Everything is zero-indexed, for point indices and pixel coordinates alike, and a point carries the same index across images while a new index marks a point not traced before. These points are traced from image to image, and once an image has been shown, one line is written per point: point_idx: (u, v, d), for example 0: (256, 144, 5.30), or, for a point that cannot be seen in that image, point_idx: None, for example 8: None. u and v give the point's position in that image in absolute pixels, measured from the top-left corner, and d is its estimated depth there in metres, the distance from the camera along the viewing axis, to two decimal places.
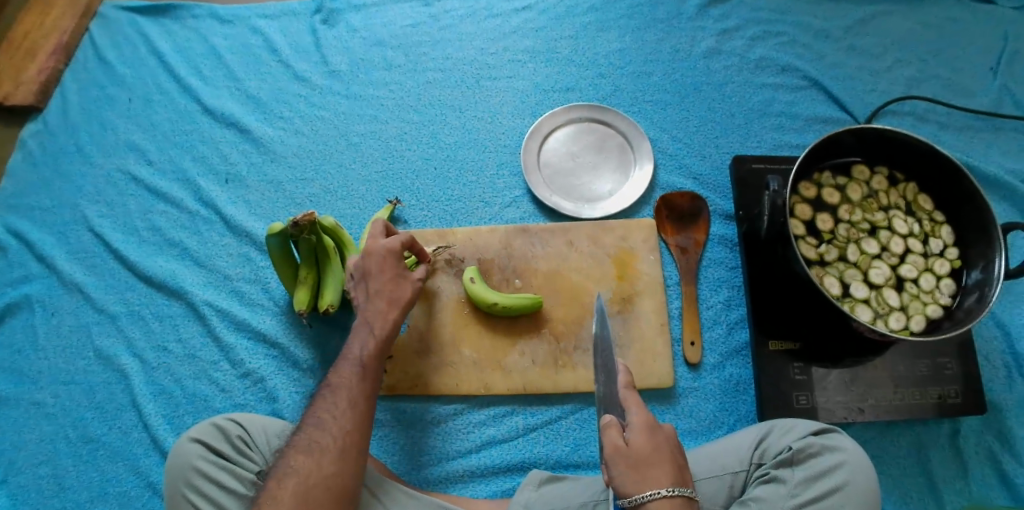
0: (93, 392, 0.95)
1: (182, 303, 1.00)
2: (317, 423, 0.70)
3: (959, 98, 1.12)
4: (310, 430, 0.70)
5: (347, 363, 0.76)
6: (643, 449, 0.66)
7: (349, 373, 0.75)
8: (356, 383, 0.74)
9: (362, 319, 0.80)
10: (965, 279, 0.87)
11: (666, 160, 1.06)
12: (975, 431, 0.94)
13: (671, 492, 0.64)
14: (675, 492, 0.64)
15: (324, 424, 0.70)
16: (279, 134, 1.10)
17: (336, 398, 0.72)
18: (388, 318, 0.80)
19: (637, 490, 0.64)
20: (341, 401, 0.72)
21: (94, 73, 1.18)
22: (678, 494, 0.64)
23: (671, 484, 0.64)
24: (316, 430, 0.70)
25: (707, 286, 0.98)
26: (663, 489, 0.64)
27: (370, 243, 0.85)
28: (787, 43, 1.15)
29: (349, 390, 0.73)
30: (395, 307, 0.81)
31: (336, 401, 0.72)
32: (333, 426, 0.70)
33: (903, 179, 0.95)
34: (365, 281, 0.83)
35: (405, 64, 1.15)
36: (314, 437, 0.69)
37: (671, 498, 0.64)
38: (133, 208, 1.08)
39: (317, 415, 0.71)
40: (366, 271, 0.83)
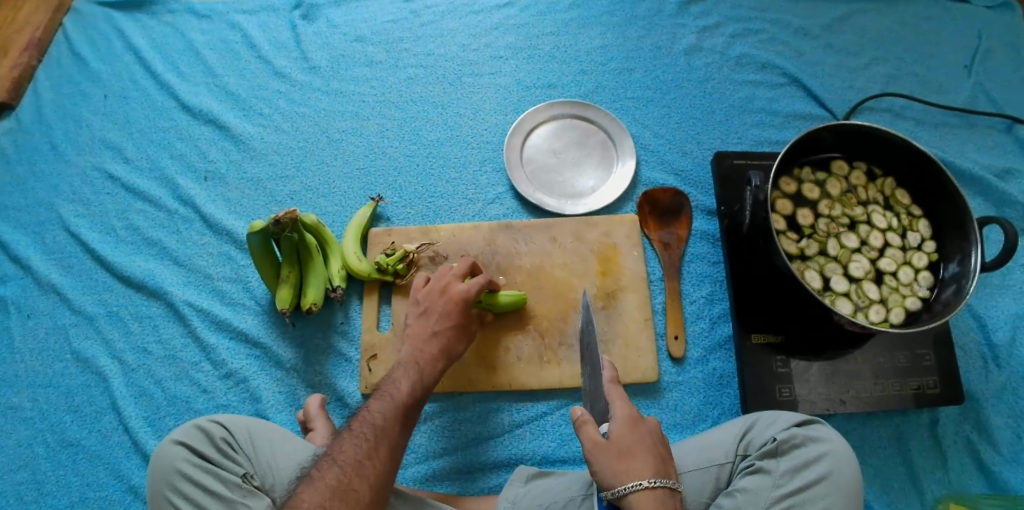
0: (71, 395, 0.94)
1: (162, 303, 0.99)
2: (354, 466, 0.64)
3: (934, 95, 1.15)
4: (345, 473, 0.63)
5: (393, 406, 0.72)
6: (631, 442, 0.67)
7: (397, 396, 0.73)
8: (399, 434, 0.70)
9: (412, 356, 0.79)
10: (942, 272, 0.89)
11: (647, 155, 1.07)
12: (953, 421, 0.95)
13: (655, 483, 0.64)
14: (660, 482, 0.64)
15: (362, 470, 0.64)
16: (258, 131, 1.10)
17: (379, 445, 0.67)
18: (437, 365, 0.79)
19: (620, 482, 0.64)
20: (383, 448, 0.67)
21: (69, 70, 1.17)
22: (661, 486, 0.64)
23: (655, 475, 0.64)
24: (353, 475, 0.64)
25: (690, 281, 0.99)
26: (644, 480, 0.64)
27: (450, 283, 0.85)
28: (766, 40, 1.17)
29: (392, 441, 0.69)
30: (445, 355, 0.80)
31: (380, 449, 0.67)
32: (371, 477, 0.65)
33: (881, 174, 0.96)
34: (425, 318, 0.82)
35: (386, 60, 1.14)
36: (351, 483, 0.63)
37: (656, 488, 0.63)
38: (110, 207, 1.06)
39: (354, 456, 0.65)
40: (429, 308, 0.83)
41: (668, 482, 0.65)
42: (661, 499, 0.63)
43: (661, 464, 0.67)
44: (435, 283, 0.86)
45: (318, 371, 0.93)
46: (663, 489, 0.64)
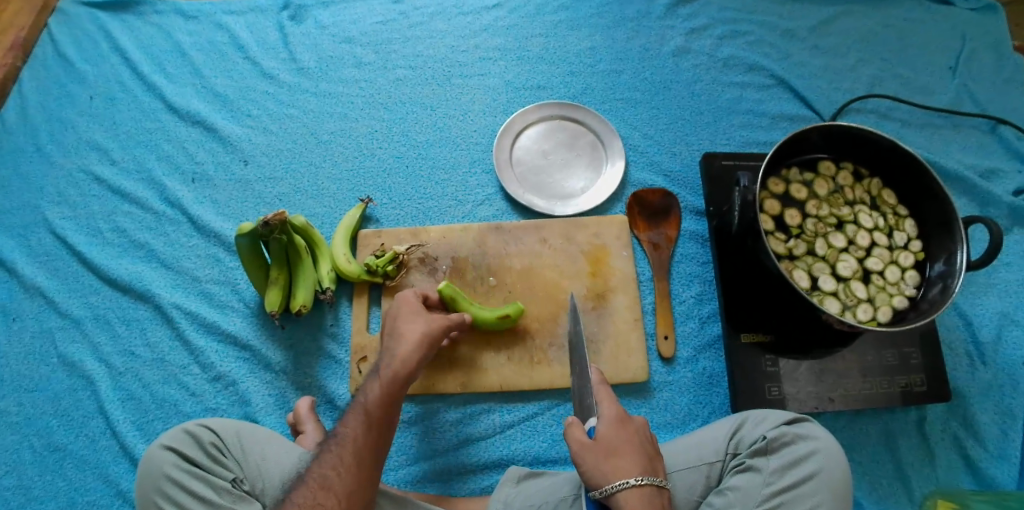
0: (57, 399, 0.92)
1: (149, 306, 0.98)
2: (320, 480, 0.65)
3: (918, 96, 1.16)
4: (311, 489, 0.64)
5: (357, 412, 0.70)
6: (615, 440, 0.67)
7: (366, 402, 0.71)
8: (365, 436, 0.68)
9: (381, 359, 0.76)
10: (929, 271, 0.90)
11: (637, 156, 1.07)
12: (941, 418, 0.96)
13: (642, 480, 0.64)
14: (648, 480, 0.64)
15: (327, 482, 0.65)
16: (246, 133, 1.09)
17: (344, 453, 0.67)
18: (408, 358, 0.75)
19: (609, 481, 0.64)
20: (348, 456, 0.67)
21: (55, 71, 1.16)
22: (648, 482, 0.64)
23: (641, 472, 0.65)
24: (318, 490, 0.64)
25: (679, 281, 0.99)
26: (632, 478, 0.64)
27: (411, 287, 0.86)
28: (753, 42, 1.18)
29: (357, 447, 0.67)
30: (420, 346, 0.76)
31: (343, 458, 0.66)
32: (337, 487, 0.64)
33: (868, 174, 0.97)
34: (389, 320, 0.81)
35: (375, 61, 1.14)
36: (317, 498, 0.63)
37: (643, 486, 0.64)
38: (97, 209, 1.05)
39: (320, 470, 0.66)
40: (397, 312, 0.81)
41: (655, 480, 0.65)
42: (649, 497, 0.63)
43: (649, 462, 0.67)
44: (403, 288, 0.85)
45: (307, 373, 0.93)
46: (651, 486, 0.64)
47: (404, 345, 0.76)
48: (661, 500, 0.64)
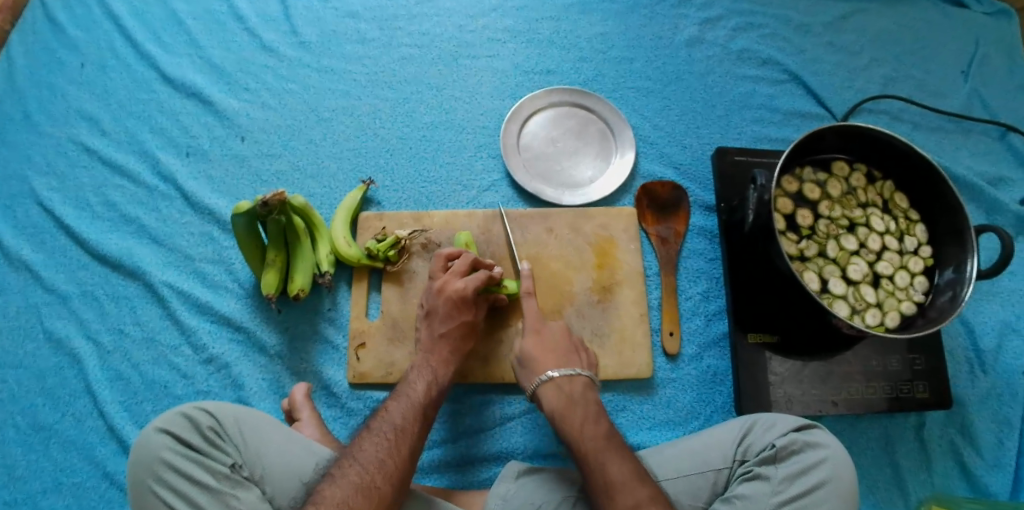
0: (43, 377, 0.89)
1: (139, 283, 0.94)
2: (377, 465, 0.67)
3: (930, 98, 1.14)
4: (368, 470, 0.66)
5: (412, 408, 0.74)
6: (549, 346, 0.82)
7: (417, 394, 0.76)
8: (418, 433, 0.73)
9: (421, 359, 0.81)
10: (938, 278, 0.89)
11: (646, 148, 1.05)
12: (939, 424, 0.96)
13: (559, 374, 0.78)
14: (569, 371, 0.78)
15: (384, 468, 0.67)
16: (244, 107, 1.05)
17: (401, 443, 0.70)
18: (450, 368, 0.81)
19: (530, 381, 0.79)
20: (403, 446, 0.70)
21: (44, 35, 1.10)
22: (565, 374, 0.78)
23: (560, 367, 0.79)
24: (375, 473, 0.66)
25: (686, 277, 0.97)
26: (548, 373, 0.78)
27: (445, 281, 0.85)
28: (768, 36, 1.15)
29: (411, 440, 0.71)
30: (457, 358, 0.82)
31: (401, 447, 0.69)
32: (393, 473, 0.67)
33: (880, 176, 0.96)
34: (428, 319, 0.84)
35: (379, 38, 1.10)
36: (374, 481, 0.65)
37: (557, 377, 0.78)
38: (86, 182, 1.01)
39: (376, 454, 0.68)
40: (433, 311, 0.84)
41: (576, 374, 0.79)
42: (560, 385, 0.77)
43: (582, 360, 0.82)
44: (434, 281, 0.86)
45: (304, 358, 0.90)
46: (567, 377, 0.78)
47: (444, 350, 0.82)
48: (577, 390, 0.77)
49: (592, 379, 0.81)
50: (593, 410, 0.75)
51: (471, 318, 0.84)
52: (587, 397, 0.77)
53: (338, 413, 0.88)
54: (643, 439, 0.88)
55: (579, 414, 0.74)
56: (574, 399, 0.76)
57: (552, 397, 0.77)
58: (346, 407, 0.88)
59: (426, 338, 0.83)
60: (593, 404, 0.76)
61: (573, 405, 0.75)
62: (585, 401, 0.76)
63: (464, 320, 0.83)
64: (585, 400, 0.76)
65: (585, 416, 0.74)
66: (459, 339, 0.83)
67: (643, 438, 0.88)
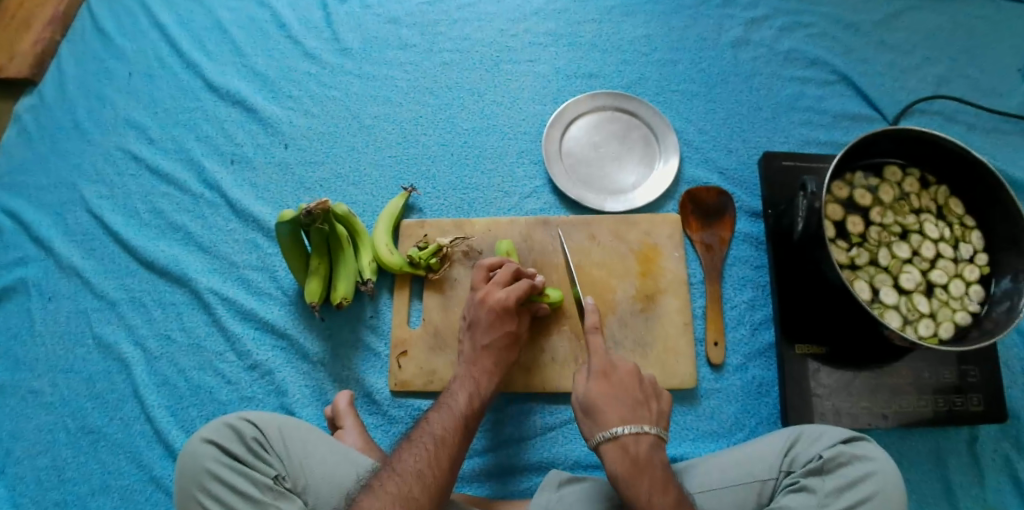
0: (93, 381, 0.91)
1: (185, 290, 0.96)
2: (415, 475, 0.66)
3: (987, 98, 1.10)
4: (406, 481, 0.66)
5: (451, 419, 0.74)
6: (615, 394, 0.73)
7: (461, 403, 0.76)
8: (458, 444, 0.72)
9: (464, 370, 0.81)
10: (995, 287, 0.86)
11: (691, 152, 1.03)
12: (994, 439, 0.93)
13: (625, 433, 0.70)
14: (637, 430, 0.70)
15: (422, 478, 0.66)
16: (287, 114, 1.06)
17: (440, 454, 0.69)
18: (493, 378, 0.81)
19: (593, 435, 0.72)
20: (443, 457, 0.69)
21: (92, 45, 1.13)
22: (631, 432, 0.70)
23: (626, 423, 0.71)
24: (413, 484, 0.66)
25: (731, 285, 0.95)
26: (612, 430, 0.70)
27: (488, 292, 0.84)
28: (816, 35, 1.12)
29: (451, 451, 0.71)
30: (499, 369, 0.82)
31: (440, 458, 0.69)
32: (431, 484, 0.66)
33: (935, 181, 0.92)
34: (472, 330, 0.84)
35: (420, 43, 1.10)
36: (413, 491, 0.65)
37: (624, 435, 0.70)
38: (133, 189, 1.03)
39: (415, 465, 0.67)
40: (475, 321, 0.84)
41: (644, 432, 0.70)
42: (625, 446, 0.69)
43: (651, 413, 0.73)
44: (476, 291, 0.86)
45: (346, 365, 0.91)
46: (633, 435, 0.70)
47: (487, 361, 0.81)
48: (643, 452, 0.69)
49: (661, 436, 0.72)
50: (662, 478, 0.67)
51: (513, 327, 0.84)
52: (655, 460, 0.69)
53: (380, 420, 0.88)
54: (686, 450, 0.86)
55: (647, 484, 0.66)
56: (641, 464, 0.68)
57: (617, 460, 0.69)
58: (387, 414, 0.88)
59: (469, 349, 0.83)
60: (660, 469, 0.68)
61: (641, 473, 0.67)
62: (652, 466, 0.68)
63: (506, 330, 0.83)
64: (653, 465, 0.68)
65: (653, 486, 0.66)
66: (500, 349, 0.82)
67: (687, 450, 0.87)
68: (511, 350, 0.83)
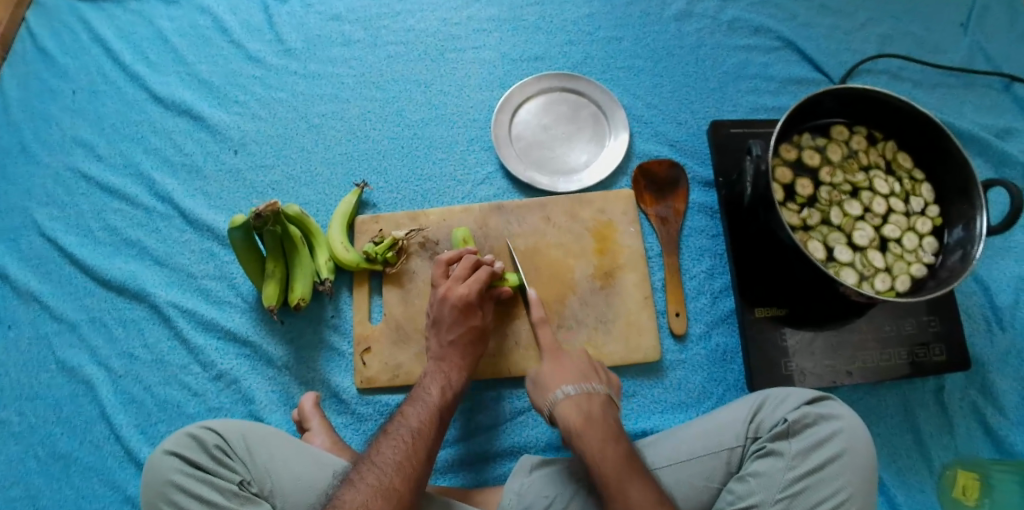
0: (59, 406, 0.90)
1: (145, 305, 0.95)
2: (394, 467, 0.66)
3: (931, 54, 1.11)
4: (386, 474, 0.65)
5: (427, 411, 0.74)
6: (566, 368, 0.79)
7: (436, 391, 0.77)
8: (435, 435, 0.72)
9: (433, 362, 0.81)
10: (948, 237, 0.87)
11: (641, 128, 1.03)
12: (959, 386, 0.94)
13: (575, 391, 0.75)
14: (585, 389, 0.75)
15: (403, 469, 0.66)
16: (234, 120, 1.05)
17: (418, 445, 0.69)
18: (462, 368, 0.80)
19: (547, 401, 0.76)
20: (421, 448, 0.69)
21: (33, 65, 1.10)
22: (582, 391, 0.75)
23: (577, 384, 0.76)
24: (393, 475, 0.65)
25: (689, 256, 0.96)
26: (562, 390, 0.75)
27: (448, 286, 0.83)
28: (758, 3, 1.12)
29: (428, 442, 0.71)
30: (468, 361, 0.81)
31: (418, 449, 0.69)
32: (410, 475, 0.66)
33: (882, 137, 0.93)
34: (437, 326, 0.83)
35: (364, 38, 1.09)
36: (393, 483, 0.65)
37: (574, 394, 0.74)
38: (86, 209, 1.01)
39: (394, 457, 0.67)
40: (439, 317, 0.83)
41: (594, 391, 0.75)
42: (577, 402, 0.74)
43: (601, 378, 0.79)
44: (437, 285, 0.85)
45: (311, 367, 0.90)
46: (585, 395, 0.74)
47: (454, 352, 0.81)
48: (596, 409, 0.73)
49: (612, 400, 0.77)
50: (613, 430, 0.71)
51: (479, 321, 0.83)
52: (606, 414, 0.73)
53: (349, 419, 0.88)
54: (656, 423, 0.87)
55: (599, 433, 0.70)
56: (593, 417, 0.72)
57: (570, 415, 0.73)
58: (356, 412, 0.88)
59: (436, 346, 0.82)
60: (613, 422, 0.72)
61: (592, 424, 0.71)
62: (603, 419, 0.72)
63: (469, 323, 0.82)
64: (606, 420, 0.72)
65: (606, 434, 0.70)
66: (467, 343, 0.82)
67: (656, 422, 0.87)
68: (477, 342, 0.83)
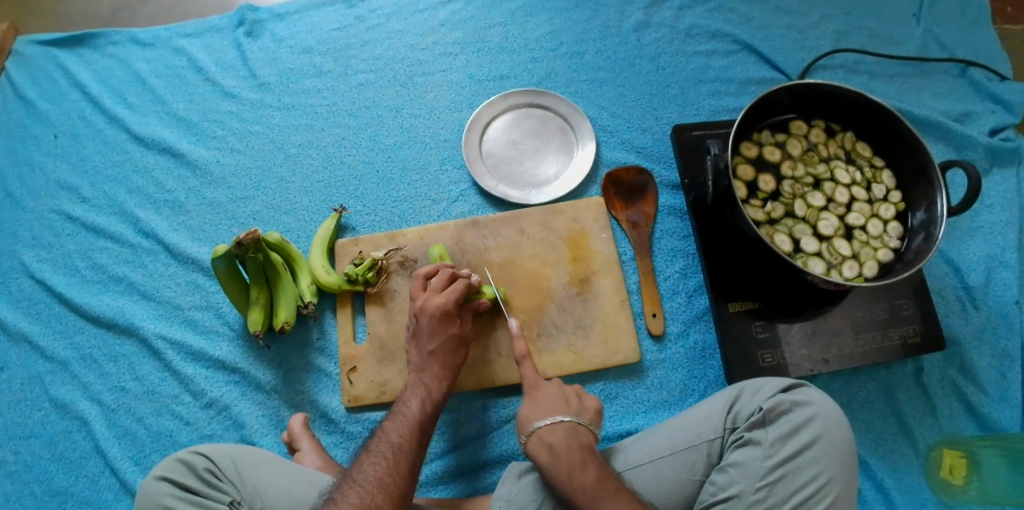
0: (53, 444, 0.92)
1: (134, 340, 0.97)
2: (376, 484, 0.68)
3: (885, 47, 1.15)
4: (368, 491, 0.67)
5: (408, 425, 0.75)
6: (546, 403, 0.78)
7: (416, 405, 0.78)
8: (417, 449, 0.74)
9: (415, 377, 0.82)
10: (911, 221, 0.89)
11: (607, 136, 1.06)
12: (938, 367, 0.96)
13: (540, 425, 0.75)
14: (550, 421, 0.75)
15: (384, 486, 0.68)
16: (213, 154, 1.08)
17: (399, 460, 0.71)
18: (443, 380, 0.81)
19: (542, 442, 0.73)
20: (402, 462, 0.71)
21: (15, 113, 1.13)
22: (546, 424, 0.75)
23: (543, 418, 0.76)
24: (375, 493, 0.67)
25: (662, 257, 0.98)
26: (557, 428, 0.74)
27: (425, 298, 0.86)
28: (715, 10, 1.16)
29: (410, 456, 0.72)
30: (449, 372, 0.82)
31: (399, 464, 0.70)
32: (393, 491, 0.68)
33: (840, 129, 0.96)
34: (416, 338, 0.85)
35: (335, 68, 1.13)
36: (375, 500, 0.66)
37: (540, 428, 0.75)
38: (72, 249, 1.04)
39: (375, 474, 0.69)
40: (418, 329, 0.85)
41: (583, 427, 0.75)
42: (541, 436, 0.74)
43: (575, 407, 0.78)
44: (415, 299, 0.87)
45: (299, 390, 0.92)
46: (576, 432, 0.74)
47: (433, 365, 0.82)
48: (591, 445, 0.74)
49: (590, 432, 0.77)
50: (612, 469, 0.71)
51: (457, 329, 0.85)
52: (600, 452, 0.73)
53: (339, 438, 0.90)
54: (640, 423, 0.89)
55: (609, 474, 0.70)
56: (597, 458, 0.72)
57: (538, 451, 0.73)
58: (345, 431, 0.90)
59: (416, 358, 0.83)
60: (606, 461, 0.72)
61: (558, 457, 0.71)
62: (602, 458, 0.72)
63: (448, 332, 0.84)
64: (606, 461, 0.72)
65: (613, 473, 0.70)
66: (446, 353, 0.83)
67: (640, 422, 0.89)
68: (456, 355, 0.84)
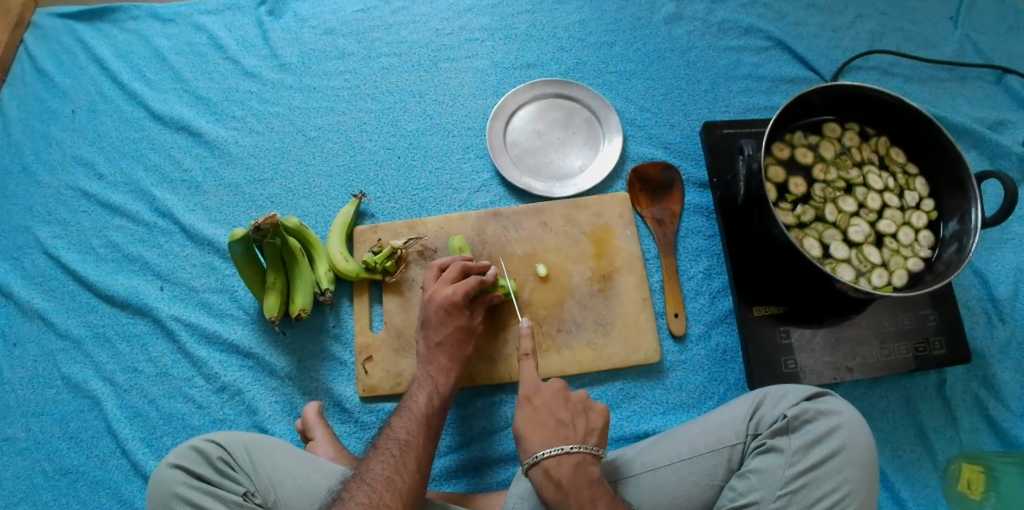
0: (65, 422, 0.91)
1: (148, 320, 0.95)
2: (384, 482, 0.66)
3: (921, 49, 1.12)
4: (376, 490, 0.65)
5: (414, 421, 0.74)
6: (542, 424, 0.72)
7: (422, 401, 0.77)
8: (424, 445, 0.72)
9: (422, 369, 0.81)
10: (943, 231, 0.87)
11: (634, 131, 1.04)
12: (961, 379, 0.94)
13: (546, 456, 0.68)
14: (557, 452, 0.68)
15: (392, 484, 0.66)
16: (232, 135, 1.06)
17: (406, 458, 0.69)
18: (450, 373, 0.80)
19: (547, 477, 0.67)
20: (410, 460, 0.69)
21: (32, 86, 1.12)
22: (551, 455, 0.68)
23: (547, 446, 0.69)
24: (384, 491, 0.65)
25: (687, 256, 0.96)
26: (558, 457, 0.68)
27: (434, 288, 0.84)
28: (748, 4, 1.13)
29: (417, 453, 0.71)
30: (455, 364, 0.81)
31: (406, 462, 0.69)
32: (401, 490, 0.66)
33: (874, 133, 0.94)
34: (423, 328, 0.83)
35: (358, 51, 1.10)
36: (384, 499, 0.64)
37: (546, 460, 0.68)
38: (88, 226, 1.02)
39: (384, 473, 0.67)
40: (426, 319, 0.83)
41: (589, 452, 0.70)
42: (547, 470, 0.68)
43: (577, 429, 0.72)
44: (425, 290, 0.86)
45: (314, 377, 0.91)
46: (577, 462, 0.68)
47: (440, 357, 0.81)
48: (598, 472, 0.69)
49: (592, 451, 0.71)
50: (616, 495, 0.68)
51: (466, 320, 0.84)
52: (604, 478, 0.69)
53: (352, 427, 0.89)
54: (658, 424, 0.87)
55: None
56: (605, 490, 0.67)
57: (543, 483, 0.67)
58: (359, 421, 0.89)
59: (422, 348, 0.82)
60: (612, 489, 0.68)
61: (566, 493, 0.66)
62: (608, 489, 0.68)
63: (455, 324, 0.82)
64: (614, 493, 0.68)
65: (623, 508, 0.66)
66: (453, 345, 0.82)
67: (658, 423, 0.88)
68: (462, 348, 0.82)
